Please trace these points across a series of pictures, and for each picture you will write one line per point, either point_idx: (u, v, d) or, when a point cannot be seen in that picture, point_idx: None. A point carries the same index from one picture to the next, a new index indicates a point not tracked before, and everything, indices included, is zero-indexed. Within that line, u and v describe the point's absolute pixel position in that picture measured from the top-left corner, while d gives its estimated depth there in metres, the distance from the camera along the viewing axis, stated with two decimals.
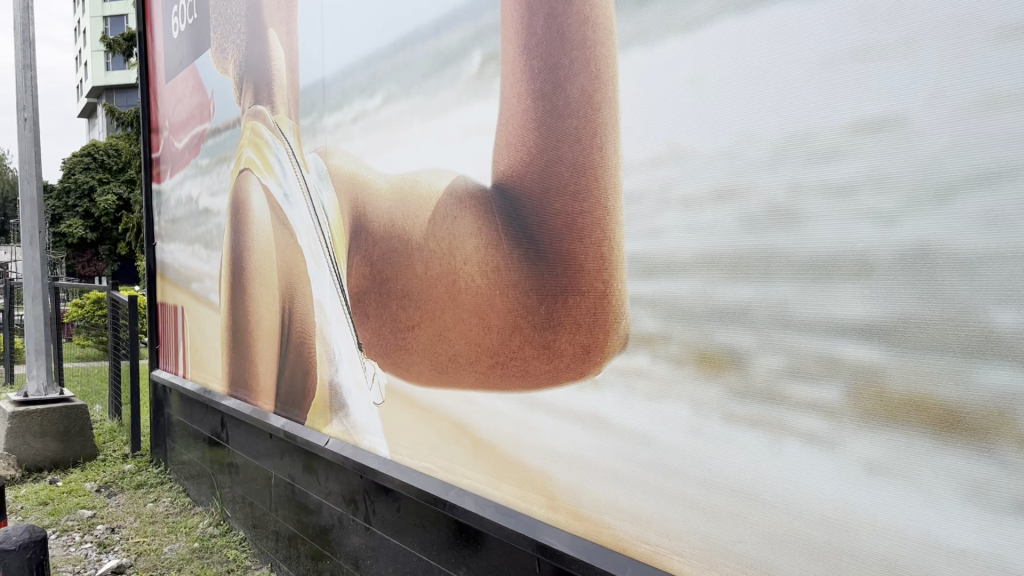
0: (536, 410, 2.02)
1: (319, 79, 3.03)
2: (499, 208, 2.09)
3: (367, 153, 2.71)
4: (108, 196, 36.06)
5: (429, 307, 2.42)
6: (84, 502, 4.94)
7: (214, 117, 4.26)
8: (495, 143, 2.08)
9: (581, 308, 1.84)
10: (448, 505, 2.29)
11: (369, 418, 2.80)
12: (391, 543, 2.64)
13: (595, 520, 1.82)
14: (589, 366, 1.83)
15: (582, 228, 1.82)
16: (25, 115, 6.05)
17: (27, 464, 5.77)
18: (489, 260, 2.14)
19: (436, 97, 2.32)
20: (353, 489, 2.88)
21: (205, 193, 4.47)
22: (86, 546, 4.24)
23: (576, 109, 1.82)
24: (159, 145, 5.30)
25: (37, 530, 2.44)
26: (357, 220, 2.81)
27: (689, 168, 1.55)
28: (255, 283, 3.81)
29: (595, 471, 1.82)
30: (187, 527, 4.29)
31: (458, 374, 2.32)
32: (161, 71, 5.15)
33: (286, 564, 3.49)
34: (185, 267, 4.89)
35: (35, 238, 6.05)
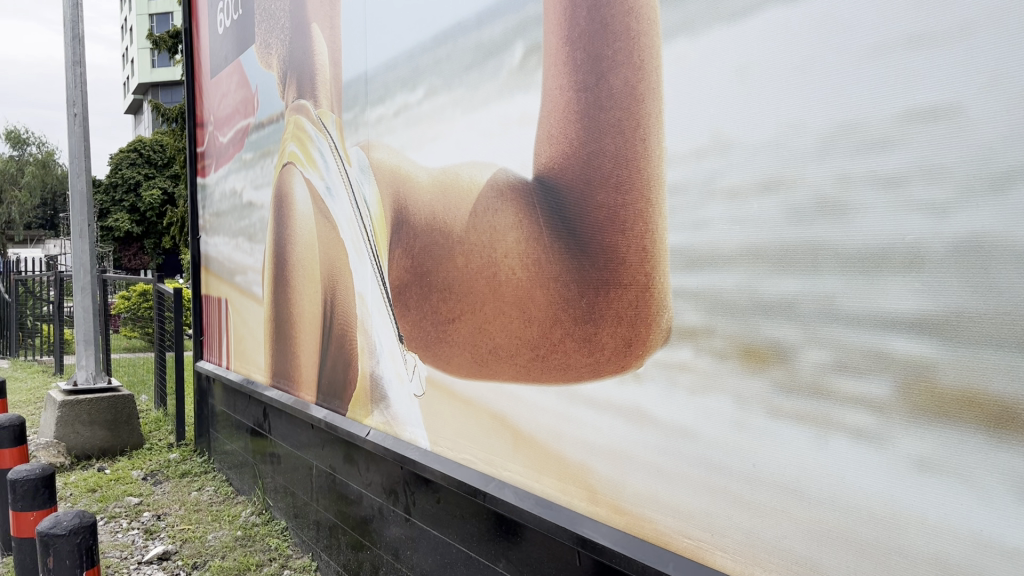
0: (576, 403, 2.01)
1: (362, 74, 3.05)
2: (540, 200, 2.09)
3: (409, 147, 2.73)
4: (154, 191, 36.76)
5: (470, 300, 2.43)
6: (131, 489, 5.05)
7: (258, 112, 4.31)
8: (537, 136, 2.08)
9: (623, 301, 1.84)
10: (487, 496, 2.30)
11: (410, 409, 2.82)
12: (431, 534, 2.66)
13: (636, 514, 1.81)
14: (631, 359, 1.82)
15: (624, 221, 1.81)
16: (75, 111, 6.19)
17: (77, 452, 5.91)
18: (530, 253, 2.14)
19: (478, 90, 2.32)
20: (393, 480, 2.91)
21: (248, 187, 4.52)
22: (133, 532, 4.34)
23: (620, 101, 1.80)
24: (204, 139, 5.38)
25: (87, 516, 2.50)
26: (398, 212, 2.82)
27: (734, 159, 1.53)
28: (298, 275, 3.86)
29: (636, 464, 1.81)
30: (230, 516, 4.37)
31: (499, 366, 2.33)
32: (206, 66, 5.23)
33: (326, 554, 3.53)
34: (229, 260, 4.96)
35: (84, 231, 6.18)
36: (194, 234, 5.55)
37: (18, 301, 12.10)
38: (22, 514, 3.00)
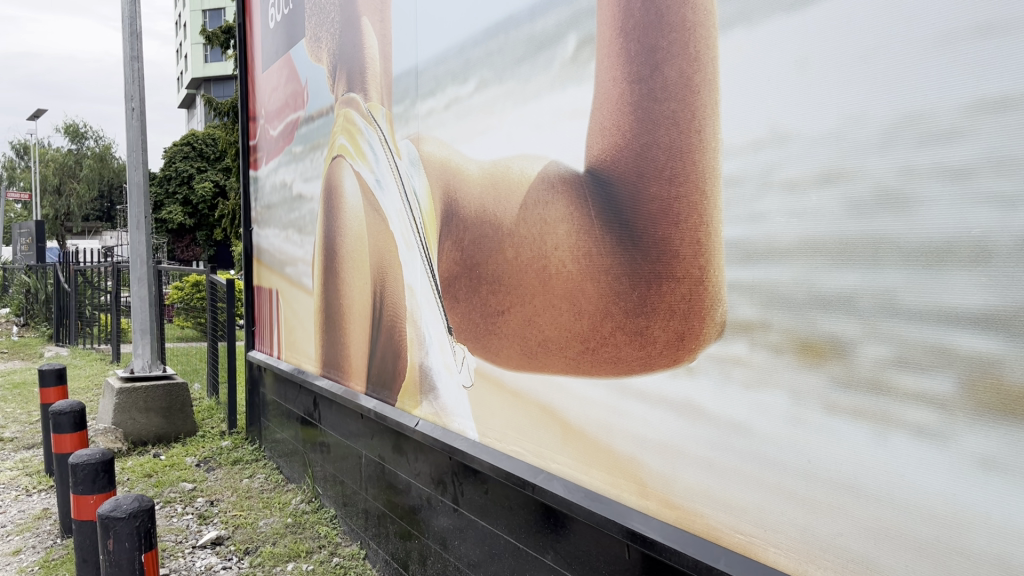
0: (627, 396, 2.00)
1: (413, 68, 3.07)
2: (591, 192, 2.08)
3: (459, 139, 2.74)
4: (206, 184, 37.46)
5: (519, 293, 2.44)
6: (185, 475, 5.16)
7: (309, 105, 4.35)
8: (590, 128, 2.07)
9: (675, 294, 1.82)
10: (536, 488, 2.30)
11: (459, 400, 2.83)
12: (479, 525, 2.68)
13: (687, 509, 1.80)
14: (684, 353, 1.81)
15: (677, 213, 1.80)
16: (133, 106, 6.33)
17: (133, 438, 6.06)
18: (581, 245, 2.14)
19: (530, 83, 2.31)
20: (441, 470, 2.93)
21: (299, 179, 4.58)
22: (188, 517, 4.44)
23: (674, 92, 1.79)
24: (256, 133, 5.45)
25: (146, 499, 2.56)
26: (448, 205, 2.84)
27: (793, 151, 1.51)
28: (348, 267, 3.90)
29: (688, 459, 1.80)
30: (281, 503, 4.44)
31: (548, 359, 2.33)
32: (259, 61, 5.30)
33: (375, 542, 3.57)
34: (280, 251, 5.03)
35: (141, 222, 6.33)
36: (246, 225, 5.65)
37: (77, 291, 12.46)
38: (82, 497, 3.09)
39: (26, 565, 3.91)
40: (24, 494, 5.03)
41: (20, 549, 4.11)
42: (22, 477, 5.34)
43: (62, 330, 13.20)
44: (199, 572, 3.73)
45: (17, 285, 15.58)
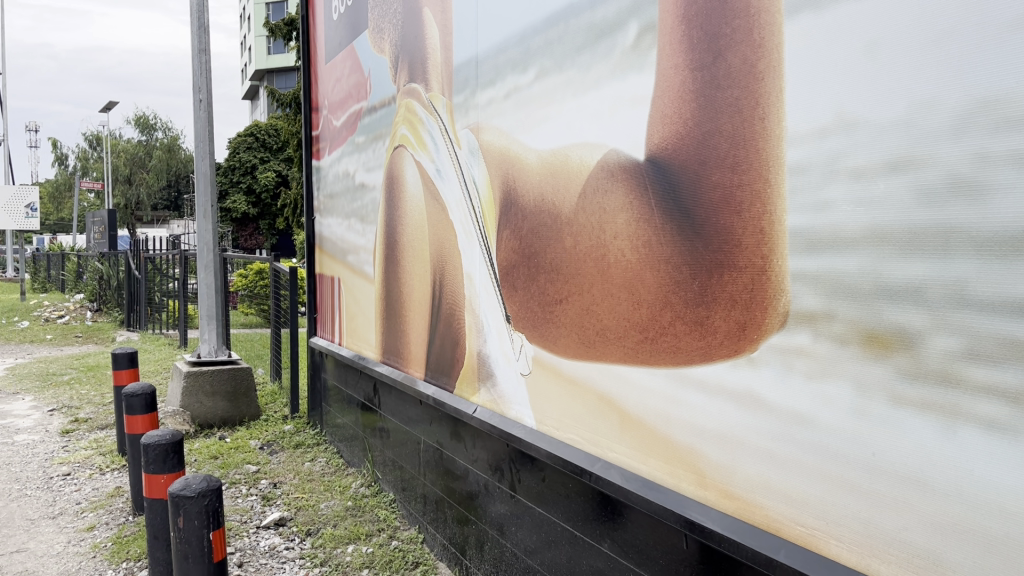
0: (686, 386, 1.99)
1: (473, 57, 3.09)
2: (652, 181, 2.07)
3: (518, 128, 2.75)
4: (269, 174, 38.22)
5: (578, 282, 2.44)
6: (249, 458, 5.30)
7: (371, 95, 4.40)
8: (650, 117, 2.06)
9: (737, 284, 1.81)
10: (593, 476, 2.30)
11: (517, 388, 2.85)
12: (536, 512, 2.69)
13: (747, 500, 1.79)
14: (745, 343, 1.80)
15: (740, 202, 1.78)
16: (201, 97, 6.49)
17: (200, 421, 6.24)
18: (641, 234, 2.13)
19: (591, 71, 2.31)
20: (499, 457, 2.95)
21: (361, 169, 4.64)
22: (252, 498, 4.56)
23: (737, 79, 1.77)
24: (319, 123, 5.54)
25: (214, 480, 2.64)
26: (507, 194, 2.85)
27: (861, 138, 1.48)
28: (408, 256, 3.95)
29: (748, 450, 1.78)
30: (342, 486, 4.53)
31: (606, 348, 2.33)
32: (322, 52, 5.37)
33: (433, 527, 3.63)
34: (342, 240, 5.11)
35: (208, 211, 6.49)
36: (309, 214, 5.75)
37: (146, 278, 12.86)
38: (154, 477, 3.21)
39: (100, 541, 4.07)
40: (98, 472, 5.23)
41: (95, 525, 4.28)
42: (96, 456, 5.56)
43: (133, 316, 13.65)
44: (263, 552, 3.83)
45: (91, 272, 16.16)
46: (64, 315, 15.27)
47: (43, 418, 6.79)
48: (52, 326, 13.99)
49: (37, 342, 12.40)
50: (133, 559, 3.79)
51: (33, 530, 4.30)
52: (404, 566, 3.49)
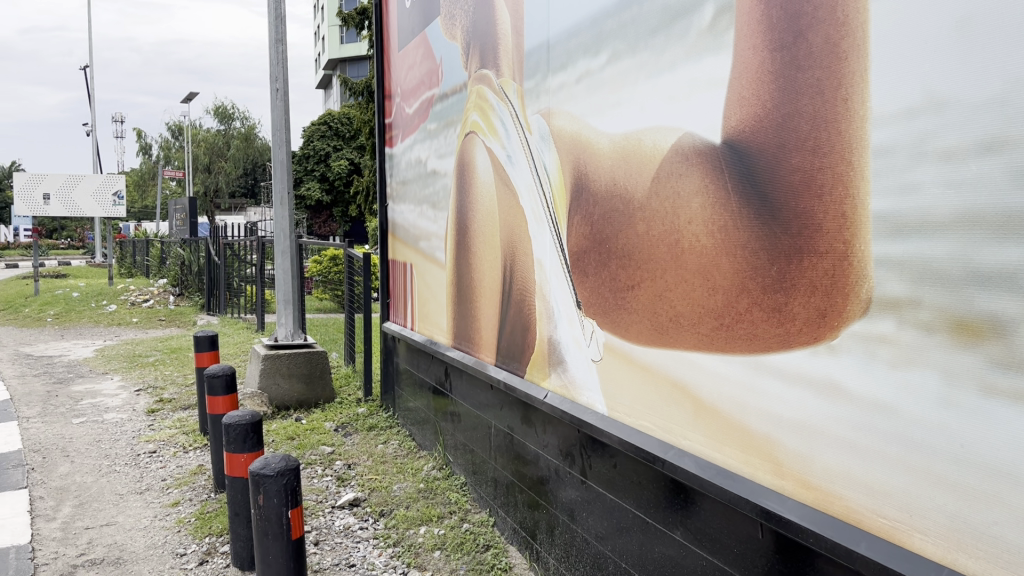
0: (762, 374, 1.96)
1: (545, 42, 3.07)
2: (729, 164, 2.04)
3: (591, 113, 2.72)
4: (342, 162, 38.88)
5: (650, 268, 2.42)
6: (325, 439, 5.42)
7: (443, 83, 4.43)
8: (727, 99, 2.02)
9: (818, 269, 1.76)
10: (665, 464, 2.28)
11: (588, 374, 2.84)
12: (607, 498, 2.69)
13: (826, 490, 1.75)
14: (825, 330, 1.75)
15: (822, 185, 1.74)
16: (278, 86, 6.62)
17: (277, 403, 6.42)
18: (716, 219, 2.10)
19: (665, 53, 2.27)
20: (570, 443, 2.95)
21: (433, 155, 4.67)
22: (327, 479, 4.67)
23: (819, 59, 1.72)
24: (392, 110, 5.60)
25: (292, 459, 2.69)
26: (579, 179, 2.84)
27: (950, 118, 1.43)
28: (480, 242, 3.97)
29: (828, 440, 1.74)
30: (414, 469, 4.61)
31: (680, 335, 2.30)
32: (395, 40, 5.42)
33: (503, 511, 3.66)
34: (415, 226, 5.17)
35: (284, 198, 6.64)
36: (382, 201, 5.83)
37: (225, 264, 13.24)
38: (234, 456, 3.30)
39: (184, 516, 4.23)
40: (181, 450, 5.43)
41: (179, 501, 4.45)
42: (179, 435, 5.77)
43: (213, 301, 14.08)
44: (338, 531, 3.93)
45: (174, 258, 16.72)
46: (149, 299, 15.85)
47: (130, 398, 7.07)
48: (138, 310, 14.54)
49: (124, 325, 12.92)
50: (215, 534, 3.92)
51: (122, 504, 4.49)
52: (475, 548, 3.53)
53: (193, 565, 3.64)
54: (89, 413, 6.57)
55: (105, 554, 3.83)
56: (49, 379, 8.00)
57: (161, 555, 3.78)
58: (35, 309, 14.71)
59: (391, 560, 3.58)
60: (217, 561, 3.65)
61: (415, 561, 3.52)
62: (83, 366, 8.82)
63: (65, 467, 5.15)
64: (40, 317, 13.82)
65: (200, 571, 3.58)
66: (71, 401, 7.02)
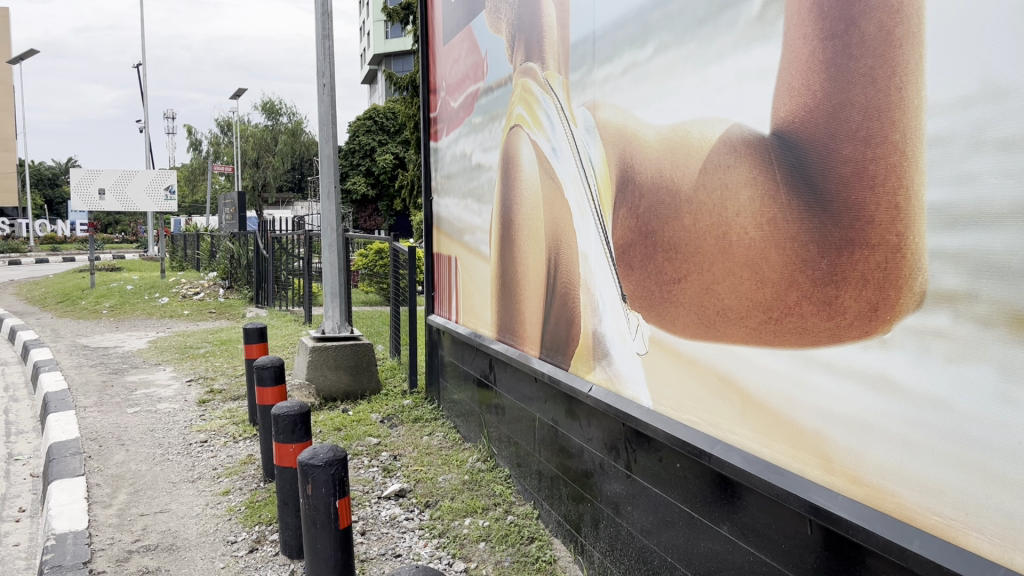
0: (812, 368, 1.93)
1: (590, 33, 3.05)
2: (778, 155, 2.01)
3: (636, 105, 2.71)
4: (387, 156, 39.20)
5: (697, 260, 2.40)
6: (371, 430, 5.48)
7: (488, 76, 4.43)
8: (776, 90, 1.99)
9: (869, 262, 1.73)
10: (712, 458, 2.26)
11: (634, 367, 2.83)
12: (652, 492, 2.67)
13: (878, 487, 1.72)
14: (877, 324, 1.72)
15: (874, 175, 1.70)
16: (325, 81, 6.70)
17: (325, 394, 6.50)
18: (765, 211, 2.08)
19: (712, 44, 2.24)
20: (615, 436, 2.94)
21: (478, 149, 4.69)
22: (374, 469, 4.72)
23: (872, 48, 1.69)
24: (437, 105, 5.62)
25: (340, 449, 2.71)
26: (625, 171, 2.82)
27: (1009, 107, 1.39)
28: (524, 235, 3.97)
29: (880, 435, 1.71)
30: (459, 460, 4.64)
31: (727, 328, 2.28)
32: (439, 35, 5.44)
33: (548, 503, 3.66)
34: (459, 219, 5.19)
35: (331, 192, 6.71)
36: (426, 195, 5.87)
37: (274, 257, 13.44)
38: (283, 445, 3.36)
39: (234, 504, 4.32)
40: (231, 440, 5.54)
41: (229, 490, 4.54)
42: (229, 425, 5.89)
43: (262, 293, 14.32)
44: (384, 521, 3.97)
45: (223, 251, 17.04)
46: (200, 291, 16.18)
47: (182, 388, 7.24)
48: (189, 302, 14.85)
49: (176, 317, 13.21)
50: (265, 522, 4.00)
51: (175, 492, 4.60)
52: (520, 541, 3.54)
53: (244, 553, 3.71)
54: (142, 403, 6.73)
55: (159, 540, 3.93)
56: (105, 370, 8.22)
57: (213, 542, 3.87)
58: (91, 301, 15.11)
59: (437, 550, 3.61)
60: (267, 549, 3.72)
61: (460, 552, 3.54)
62: (137, 357, 9.05)
63: (120, 455, 5.30)
64: (97, 309, 14.20)
65: (250, 558, 3.66)
66: (125, 391, 7.20)
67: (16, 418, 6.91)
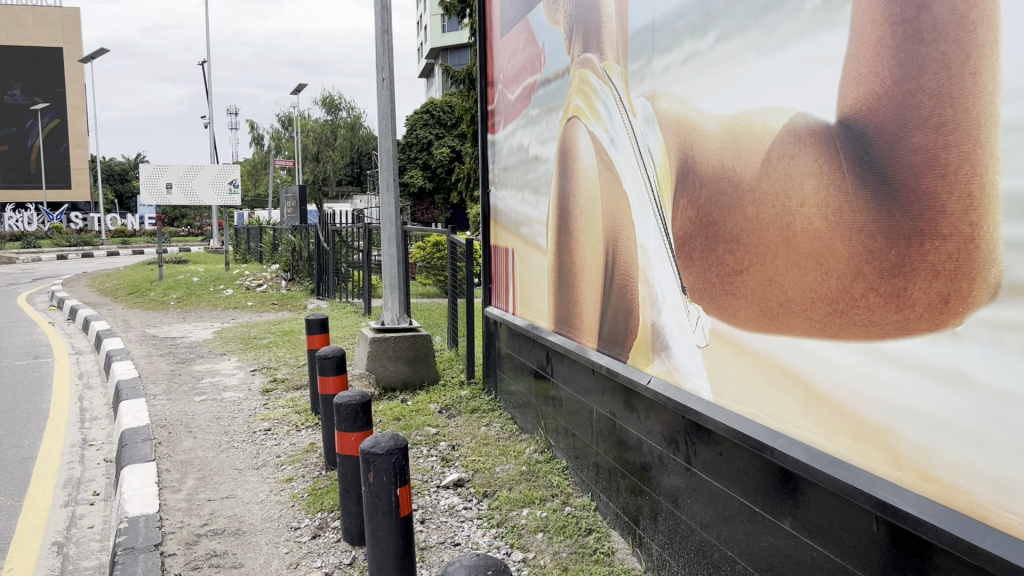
0: (878, 361, 1.89)
1: (650, 23, 3.03)
2: (844, 144, 1.97)
3: (697, 94, 2.68)
4: (444, 149, 39.43)
5: (760, 251, 2.37)
6: (429, 420, 5.54)
7: (545, 68, 4.43)
8: (843, 78, 1.95)
9: (941, 253, 1.70)
10: (774, 452, 2.23)
11: (694, 360, 2.81)
12: (712, 486, 2.65)
13: (947, 483, 1.69)
14: (948, 316, 1.68)
15: (945, 164, 1.66)
16: (383, 76, 6.77)
17: (384, 384, 6.59)
18: (831, 201, 2.04)
19: (776, 31, 2.20)
20: (674, 429, 2.92)
21: (535, 141, 4.69)
22: (432, 459, 4.78)
23: (945, 33, 1.64)
24: (494, 97, 5.64)
25: (401, 439, 2.75)
26: (685, 162, 2.79)
27: None
28: (582, 227, 3.96)
29: (950, 430, 1.67)
30: (516, 451, 4.66)
31: (790, 321, 2.24)
32: (497, 27, 5.45)
33: (606, 496, 3.66)
34: (517, 212, 5.20)
35: (390, 185, 6.79)
36: (483, 187, 5.89)
37: (333, 250, 13.63)
38: (345, 434, 3.42)
39: (298, 491, 4.42)
40: (294, 428, 5.66)
41: (292, 477, 4.65)
42: (292, 414, 6.01)
43: (322, 285, 14.55)
44: (443, 511, 4.02)
45: (285, 244, 17.35)
46: (262, 283, 16.53)
47: (246, 378, 7.41)
48: (253, 294, 15.19)
49: (240, 308, 13.54)
50: (327, 509, 4.07)
51: (240, 478, 4.73)
52: (577, 532, 3.55)
53: (307, 539, 3.80)
54: (209, 392, 6.93)
55: (226, 525, 4.04)
56: (172, 359, 8.47)
57: (277, 528, 3.96)
58: (159, 292, 15.57)
59: (495, 540, 3.64)
60: (329, 535, 3.80)
61: (518, 542, 3.57)
62: (203, 347, 9.30)
63: (188, 442, 5.46)
64: (164, 300, 14.62)
65: (313, 544, 3.74)
66: (192, 380, 7.41)
67: (90, 405, 7.18)
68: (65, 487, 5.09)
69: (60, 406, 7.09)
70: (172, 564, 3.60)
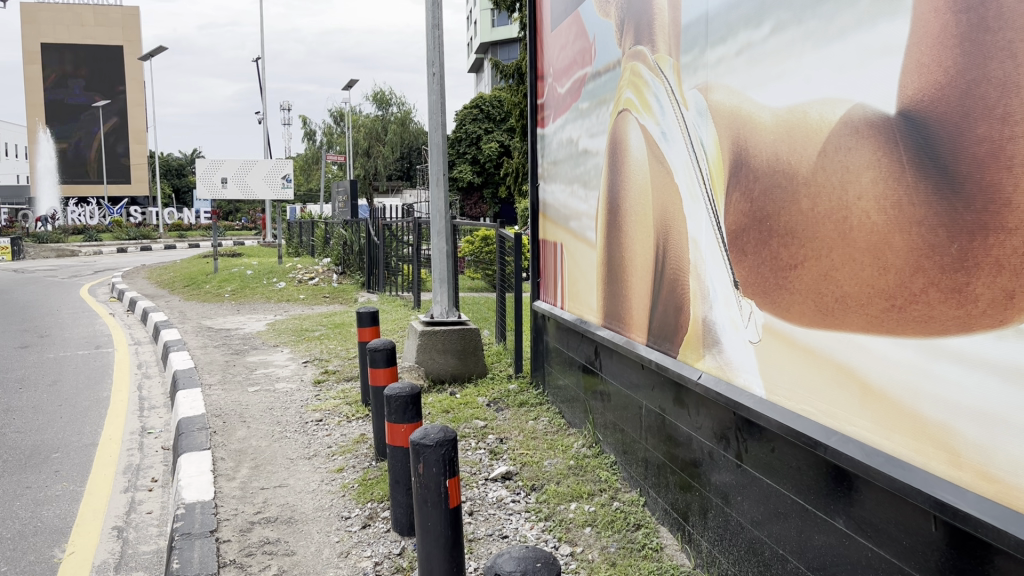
0: (938, 358, 1.85)
1: (703, 15, 2.99)
2: (904, 136, 1.93)
3: (751, 86, 2.64)
4: (493, 144, 39.44)
5: (816, 245, 2.33)
6: (478, 413, 5.56)
7: (595, 62, 4.41)
8: (902, 68, 1.90)
9: (1005, 248, 1.65)
10: (828, 450, 2.19)
11: (745, 355, 2.78)
12: (763, 483, 2.62)
13: (1011, 484, 1.64)
14: (1011, 313, 1.64)
15: (1011, 155, 1.61)
16: (433, 71, 6.80)
17: (433, 376, 6.64)
18: (890, 194, 1.99)
19: (833, 22, 2.16)
20: (724, 426, 2.89)
21: (585, 135, 4.67)
22: (481, 451, 4.80)
23: (1014, 21, 1.60)
24: (544, 91, 5.62)
25: (450, 431, 2.76)
26: (738, 154, 2.76)
27: None
28: (632, 221, 3.93)
29: (1014, 429, 1.63)
30: (564, 446, 4.66)
31: (847, 317, 2.20)
32: (547, 21, 5.43)
33: (654, 491, 3.64)
34: (566, 206, 5.19)
35: (439, 178, 6.84)
36: (533, 181, 5.90)
37: (384, 244, 13.74)
38: (395, 425, 3.46)
39: (348, 481, 4.48)
40: (345, 420, 5.73)
41: (343, 467, 4.71)
42: (342, 405, 6.09)
43: (373, 278, 14.69)
44: (492, 503, 4.03)
45: (336, 237, 17.55)
46: (314, 276, 16.74)
47: (298, 369, 7.53)
48: (304, 287, 15.42)
49: (292, 301, 13.74)
50: (377, 500, 4.12)
51: (292, 468, 4.82)
52: (625, 527, 3.54)
53: (357, 528, 3.85)
54: (262, 383, 7.06)
55: (278, 513, 4.12)
56: (228, 350, 8.64)
57: (328, 517, 4.02)
58: (215, 285, 15.89)
59: (543, 533, 3.64)
60: (378, 525, 3.85)
61: (566, 536, 3.57)
62: (257, 339, 9.48)
63: (242, 432, 5.57)
64: (220, 292, 14.93)
65: (363, 533, 3.79)
66: (246, 371, 7.56)
67: (149, 394, 7.37)
68: (124, 473, 5.23)
69: (120, 394, 7.30)
70: (227, 550, 3.68)
